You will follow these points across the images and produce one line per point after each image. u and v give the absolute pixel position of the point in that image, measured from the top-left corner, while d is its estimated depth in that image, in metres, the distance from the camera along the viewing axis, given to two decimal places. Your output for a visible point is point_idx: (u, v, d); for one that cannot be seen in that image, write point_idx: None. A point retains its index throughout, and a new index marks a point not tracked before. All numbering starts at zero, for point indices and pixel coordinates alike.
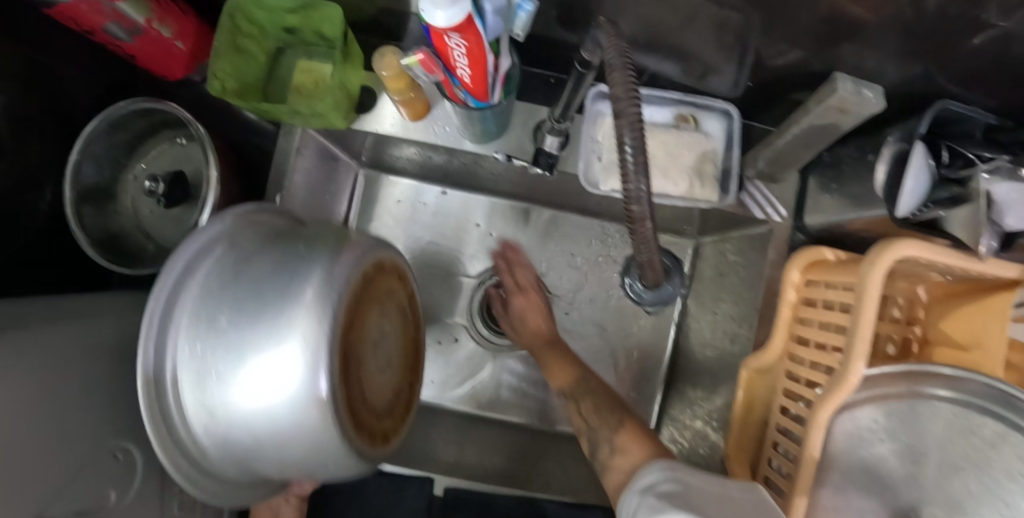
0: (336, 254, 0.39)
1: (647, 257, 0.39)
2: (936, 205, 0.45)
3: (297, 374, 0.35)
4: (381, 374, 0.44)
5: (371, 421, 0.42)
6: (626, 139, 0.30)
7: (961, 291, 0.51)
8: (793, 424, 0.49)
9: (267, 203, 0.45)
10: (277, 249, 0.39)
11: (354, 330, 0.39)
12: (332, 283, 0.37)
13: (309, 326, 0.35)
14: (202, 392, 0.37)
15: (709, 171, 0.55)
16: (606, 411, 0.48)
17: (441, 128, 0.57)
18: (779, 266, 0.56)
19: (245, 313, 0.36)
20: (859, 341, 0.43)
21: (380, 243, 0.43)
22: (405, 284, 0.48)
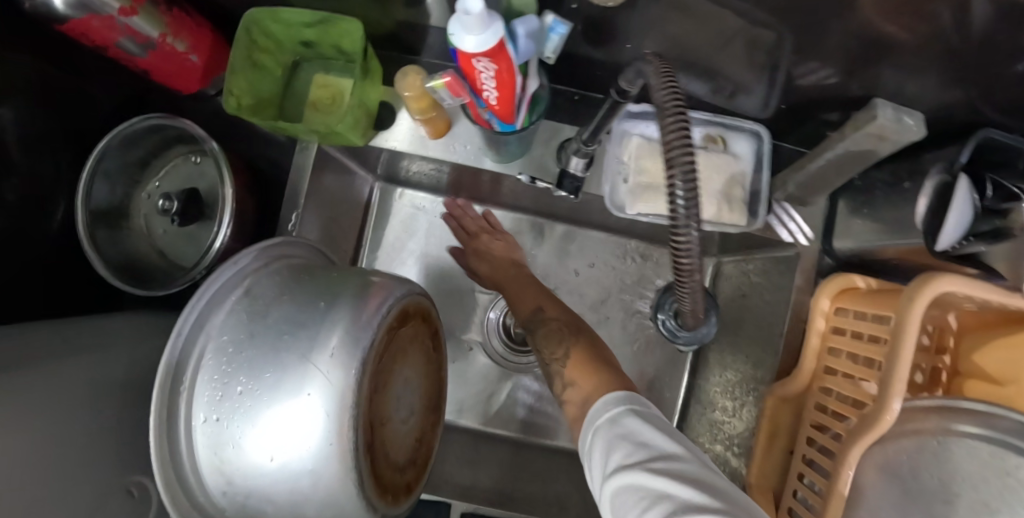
0: (359, 310, 0.37)
1: (692, 305, 0.36)
2: (978, 239, 0.43)
3: (319, 444, 0.35)
4: (404, 423, 0.44)
5: (392, 475, 0.42)
6: (679, 181, 0.28)
7: (996, 323, 0.50)
8: (819, 455, 0.48)
9: (282, 242, 0.44)
10: (297, 302, 0.38)
11: (375, 389, 0.38)
12: (354, 347, 0.36)
13: (331, 394, 0.35)
14: (217, 454, 0.36)
15: (737, 194, 0.53)
16: (562, 344, 0.51)
17: (462, 147, 0.55)
18: (806, 292, 0.55)
19: (259, 375, 0.36)
20: (897, 380, 0.41)
21: (405, 289, 0.42)
22: (431, 322, 0.47)
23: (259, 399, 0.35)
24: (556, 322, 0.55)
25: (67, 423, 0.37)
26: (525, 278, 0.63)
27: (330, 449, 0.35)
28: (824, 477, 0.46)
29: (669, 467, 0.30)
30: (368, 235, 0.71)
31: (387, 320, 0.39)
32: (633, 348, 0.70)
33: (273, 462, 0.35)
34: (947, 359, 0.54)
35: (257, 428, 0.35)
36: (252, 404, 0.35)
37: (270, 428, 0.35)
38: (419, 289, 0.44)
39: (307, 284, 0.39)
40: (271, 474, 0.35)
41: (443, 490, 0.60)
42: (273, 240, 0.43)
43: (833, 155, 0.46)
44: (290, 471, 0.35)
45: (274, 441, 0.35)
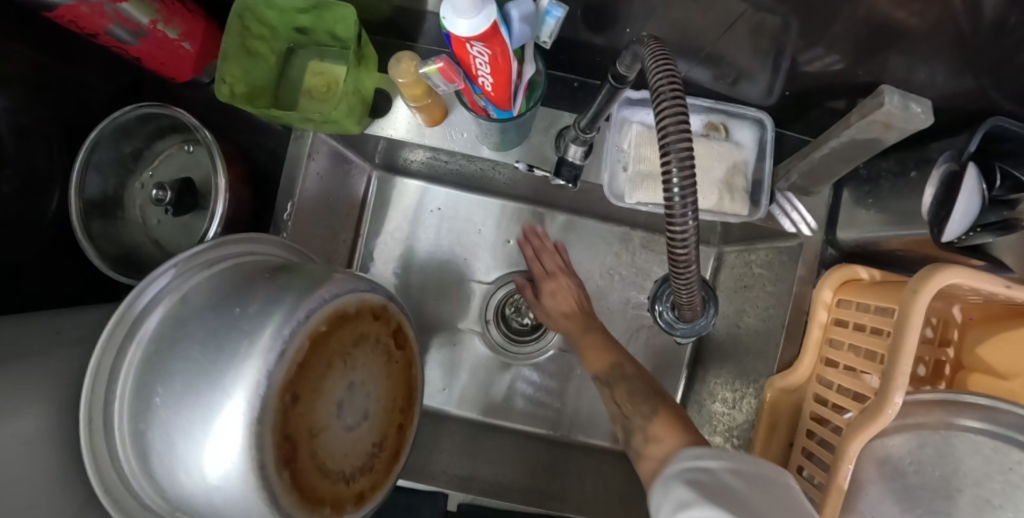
0: (274, 318, 0.35)
1: (688, 296, 0.36)
2: (984, 230, 0.43)
3: (224, 462, 0.34)
4: (353, 429, 0.41)
5: (332, 485, 0.40)
6: (675, 170, 0.27)
7: (1001, 316, 0.49)
8: (819, 448, 0.48)
9: (224, 238, 0.42)
10: (214, 308, 0.36)
11: (297, 399, 0.37)
12: (258, 359, 0.34)
13: (235, 410, 0.33)
14: (145, 460, 0.36)
15: (739, 183, 0.52)
16: (639, 397, 0.49)
17: (459, 135, 0.54)
18: (808, 283, 0.54)
19: (174, 387, 0.35)
20: (899, 374, 0.41)
21: (340, 289, 0.39)
22: (388, 318, 0.44)
23: (170, 412, 0.34)
24: (637, 381, 0.51)
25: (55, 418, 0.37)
26: (597, 329, 0.59)
27: (236, 467, 0.34)
28: (824, 471, 0.46)
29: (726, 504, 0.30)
30: (365, 226, 0.71)
31: (305, 328, 0.36)
32: (632, 340, 0.69)
33: (188, 474, 0.35)
34: (950, 352, 0.53)
35: (171, 441, 0.34)
36: (167, 417, 0.35)
37: (180, 441, 0.34)
38: (363, 287, 0.42)
39: (230, 287, 0.38)
40: (188, 487, 0.35)
41: (440, 481, 0.59)
42: (211, 239, 0.42)
43: (837, 143, 0.45)
44: (203, 486, 0.35)
45: (185, 455, 0.34)
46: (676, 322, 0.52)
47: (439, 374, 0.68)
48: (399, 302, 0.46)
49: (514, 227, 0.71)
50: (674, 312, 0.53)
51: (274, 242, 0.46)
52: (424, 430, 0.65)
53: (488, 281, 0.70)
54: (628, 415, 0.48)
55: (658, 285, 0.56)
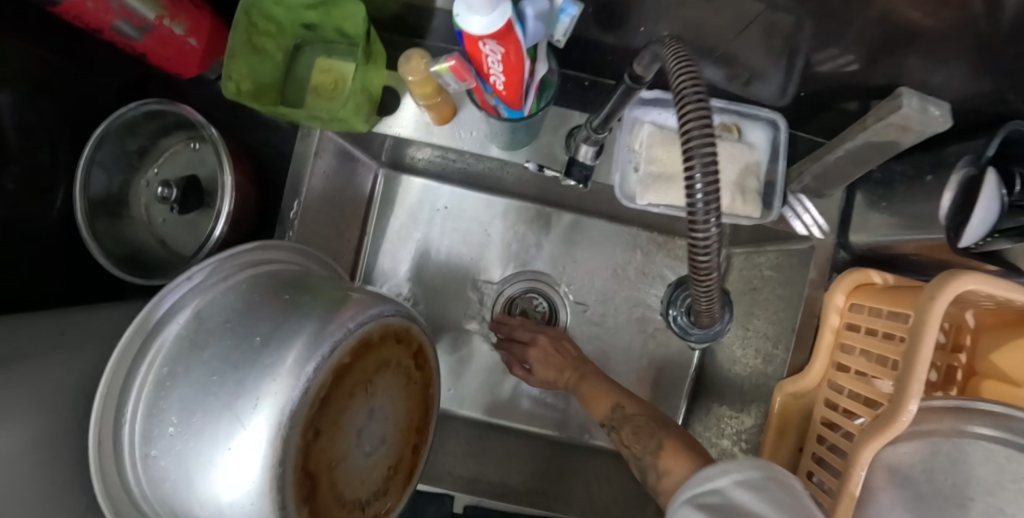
0: (296, 351, 0.34)
1: (707, 302, 0.35)
2: (1002, 237, 0.42)
3: (242, 499, 0.33)
4: (370, 454, 0.41)
5: (349, 513, 0.40)
6: (698, 173, 0.27)
7: (1016, 322, 0.48)
8: (830, 454, 0.47)
9: (239, 252, 0.41)
10: (231, 333, 0.35)
11: (318, 434, 0.36)
12: (280, 396, 0.33)
13: (255, 448, 0.33)
14: (156, 484, 0.36)
15: (751, 185, 0.51)
16: (646, 436, 0.48)
17: (468, 133, 0.53)
18: (820, 287, 0.53)
19: (190, 416, 0.34)
20: (914, 381, 0.40)
21: (363, 316, 0.37)
22: (410, 340, 0.42)
23: (185, 442, 0.34)
24: (640, 417, 0.50)
25: (61, 419, 0.37)
26: (593, 373, 0.58)
27: (255, 504, 0.33)
28: (834, 477, 0.45)
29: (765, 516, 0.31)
30: (372, 225, 0.70)
31: (329, 362, 0.35)
32: (639, 341, 0.68)
33: (203, 504, 0.34)
34: (963, 358, 0.53)
35: (186, 471, 0.34)
36: (182, 446, 0.34)
37: (196, 474, 0.34)
38: (387, 310, 0.40)
39: (248, 309, 0.36)
40: (203, 515, 0.35)
41: (445, 483, 0.59)
42: (224, 251, 0.40)
43: (852, 145, 0.44)
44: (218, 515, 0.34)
45: (201, 486, 0.34)
46: (691, 327, 0.51)
47: (446, 375, 0.68)
48: (422, 322, 0.44)
49: (522, 228, 0.70)
50: (688, 316, 0.52)
51: (288, 248, 0.44)
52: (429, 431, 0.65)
53: (494, 281, 0.70)
54: (635, 454, 0.47)
55: (674, 289, 0.56)
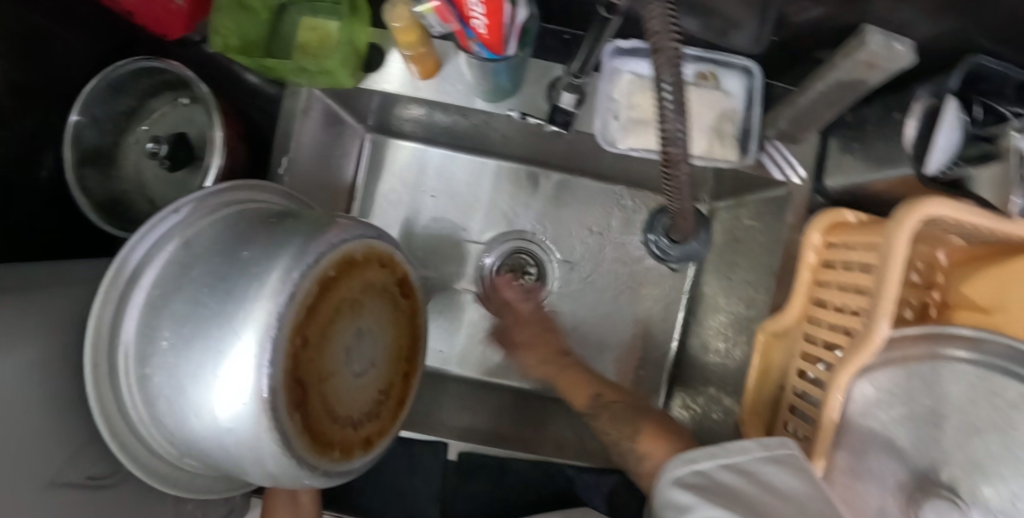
0: (281, 263, 0.35)
1: (678, 206, 0.40)
2: (966, 163, 0.45)
3: (236, 405, 0.34)
4: (360, 376, 0.42)
5: (341, 430, 0.41)
6: (666, 76, 0.28)
7: (983, 255, 0.51)
8: (811, 387, 0.49)
9: (227, 185, 0.43)
10: (220, 253, 0.37)
11: (306, 344, 0.37)
12: (268, 300, 0.34)
13: (246, 350, 0.34)
14: (154, 405, 0.37)
15: (728, 129, 0.53)
16: (621, 422, 0.52)
17: (453, 87, 0.54)
18: (798, 229, 0.55)
19: (182, 331, 0.35)
20: (883, 304, 0.42)
21: (346, 234, 0.39)
22: (394, 267, 0.45)
23: (178, 355, 0.35)
24: (619, 404, 0.54)
25: (63, 354, 0.38)
26: (573, 365, 0.60)
27: (248, 409, 0.34)
28: (815, 406, 0.48)
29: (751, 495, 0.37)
30: (360, 188, 0.71)
31: (315, 272, 0.36)
32: (625, 299, 0.71)
33: (197, 418, 0.35)
34: (936, 294, 0.55)
35: (180, 384, 0.35)
36: (175, 359, 0.35)
37: (190, 385, 0.35)
38: (370, 234, 0.42)
39: (238, 233, 0.38)
40: (198, 429, 0.36)
41: (437, 432, 0.62)
42: (209, 188, 0.42)
43: (824, 85, 0.46)
44: (214, 428, 0.35)
45: (196, 397, 0.35)
46: (670, 249, 0.59)
47: (437, 337, 0.69)
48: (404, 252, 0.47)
49: (510, 189, 0.72)
50: (668, 240, 0.59)
51: (274, 189, 0.47)
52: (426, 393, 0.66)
53: (482, 241, 0.71)
54: (613, 439, 0.51)
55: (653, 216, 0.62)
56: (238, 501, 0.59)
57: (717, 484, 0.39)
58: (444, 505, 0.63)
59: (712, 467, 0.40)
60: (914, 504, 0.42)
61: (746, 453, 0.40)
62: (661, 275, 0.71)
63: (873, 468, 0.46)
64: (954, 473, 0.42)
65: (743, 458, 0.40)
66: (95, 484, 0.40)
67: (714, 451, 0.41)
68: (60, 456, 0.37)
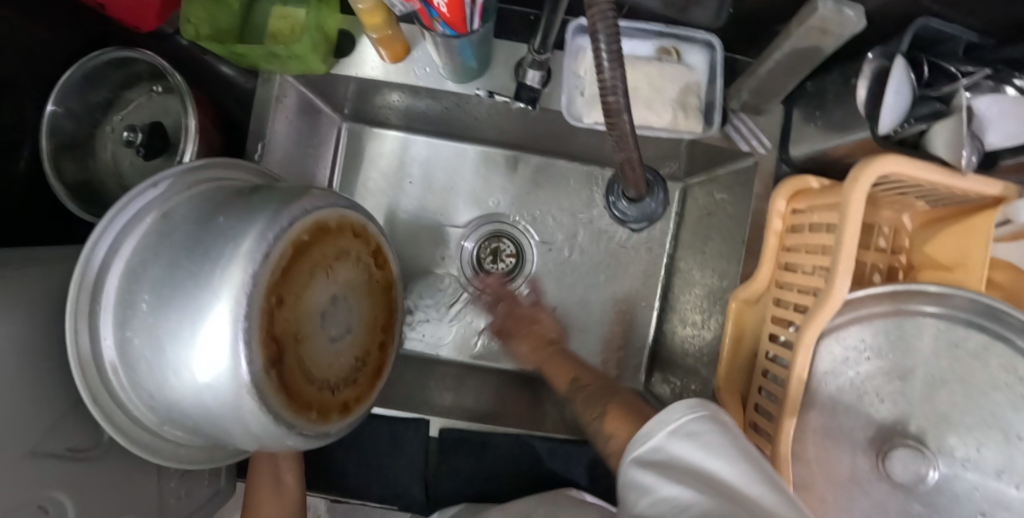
0: (256, 226, 0.36)
1: (624, 157, 0.44)
2: (918, 121, 0.45)
3: (214, 361, 0.34)
4: (337, 340, 0.43)
5: (319, 392, 0.42)
6: (603, 37, 0.33)
7: (944, 216, 0.53)
8: (782, 350, 0.50)
9: (207, 161, 0.44)
10: (198, 220, 0.37)
11: (282, 303, 0.37)
12: (244, 259, 0.35)
13: (223, 308, 0.34)
14: (136, 371, 0.38)
15: (693, 102, 0.54)
16: (596, 404, 0.49)
17: (422, 70, 0.56)
18: (765, 198, 0.56)
19: (160, 295, 0.36)
20: (844, 261, 0.43)
21: (320, 202, 0.40)
22: (369, 238, 0.46)
23: (157, 317, 0.36)
24: (594, 386, 0.52)
25: (46, 324, 0.39)
26: (563, 354, 0.61)
27: (226, 364, 0.34)
28: (786, 368, 0.48)
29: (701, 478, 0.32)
30: (340, 177, 0.73)
31: (288, 235, 0.37)
32: (605, 277, 0.73)
33: (176, 377, 0.36)
34: (903, 257, 0.56)
35: (159, 346, 0.36)
36: (155, 321, 0.36)
37: (169, 344, 0.35)
38: (344, 204, 0.43)
39: (216, 202, 0.39)
40: (177, 389, 0.36)
41: (420, 409, 0.64)
42: (184, 165, 0.42)
43: (782, 54, 0.47)
44: (193, 387, 0.36)
45: (175, 358, 0.35)
46: (629, 210, 0.64)
47: (420, 322, 0.71)
48: (379, 224, 0.48)
49: (488, 173, 0.73)
50: (626, 201, 0.63)
51: (247, 169, 0.48)
52: (416, 372, 0.69)
53: (461, 225, 0.73)
54: (586, 421, 0.48)
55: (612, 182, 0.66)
56: (223, 483, 0.57)
57: (673, 457, 0.34)
58: (428, 484, 0.65)
59: (665, 437, 0.35)
60: (880, 454, 0.43)
61: (690, 412, 0.36)
62: (638, 252, 0.73)
63: (844, 424, 0.46)
64: (922, 425, 0.43)
65: (691, 419, 0.35)
66: (75, 457, 0.40)
67: (661, 417, 0.36)
68: (39, 426, 0.37)
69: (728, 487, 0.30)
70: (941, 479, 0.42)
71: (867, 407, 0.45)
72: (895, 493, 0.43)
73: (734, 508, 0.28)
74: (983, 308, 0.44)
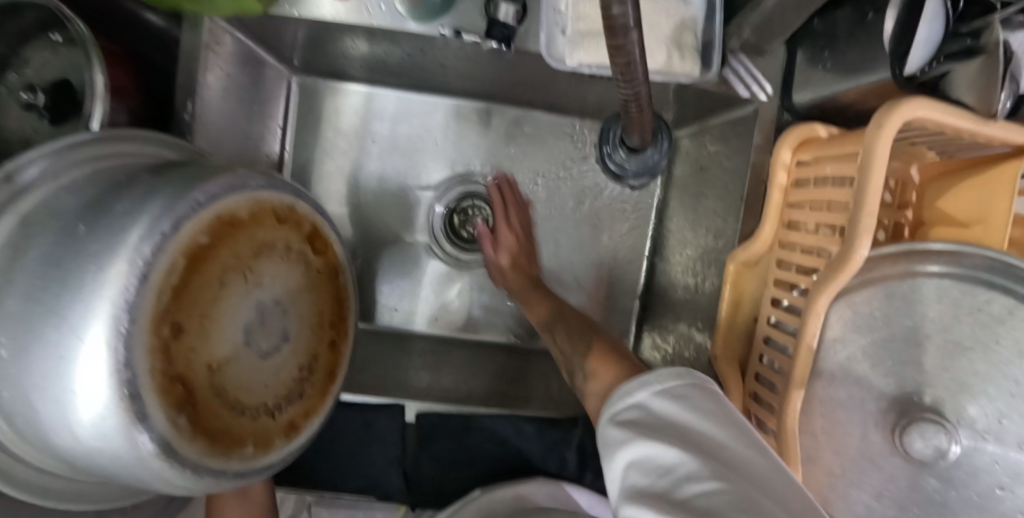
0: (127, 237, 0.29)
1: (631, 92, 0.36)
2: (947, 60, 0.40)
3: (93, 419, 0.28)
4: (269, 356, 0.36)
5: (254, 421, 0.36)
6: None
7: (957, 168, 0.48)
8: (786, 315, 0.45)
9: (76, 139, 0.35)
10: (56, 230, 0.30)
11: (180, 332, 0.31)
12: (114, 288, 0.28)
13: (94, 350, 0.27)
14: (13, 423, 0.31)
15: (688, 41, 0.47)
16: (578, 338, 0.45)
17: (377, 8, 0.47)
18: (766, 150, 0.50)
19: (17, 335, 0.29)
20: (866, 218, 0.38)
21: (222, 189, 0.32)
22: (298, 220, 0.39)
23: (18, 365, 0.29)
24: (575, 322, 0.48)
25: None
26: (543, 287, 0.56)
27: (111, 421, 0.28)
28: (791, 336, 0.44)
29: (686, 445, 0.27)
30: (292, 137, 0.65)
31: (175, 243, 0.30)
32: (593, 241, 0.68)
33: (59, 433, 0.30)
34: (909, 213, 0.52)
35: (28, 398, 0.29)
36: (16, 367, 0.29)
37: (37, 396, 0.29)
38: (257, 184, 0.35)
39: (89, 200, 0.31)
40: (64, 445, 0.30)
41: (396, 393, 0.60)
42: (64, 139, 0.34)
43: None
44: (79, 444, 0.30)
45: (48, 410, 0.29)
46: (627, 162, 0.56)
47: (388, 297, 0.65)
48: (311, 201, 0.41)
49: (460, 131, 0.66)
50: (624, 151, 0.56)
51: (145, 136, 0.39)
52: (388, 352, 0.64)
53: (431, 187, 0.66)
54: (567, 356, 0.44)
55: (610, 122, 0.57)
56: None
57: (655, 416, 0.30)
58: (406, 470, 0.59)
59: (646, 396, 0.31)
60: (899, 428, 0.39)
61: (676, 377, 0.31)
62: (624, 211, 0.68)
63: (854, 397, 0.42)
64: (939, 394, 0.39)
65: (674, 379, 0.32)
66: None
67: (642, 377, 0.32)
68: None
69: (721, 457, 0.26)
70: (963, 453, 0.39)
71: (879, 376, 0.41)
72: (908, 467, 0.40)
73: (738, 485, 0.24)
74: (1003, 268, 0.40)
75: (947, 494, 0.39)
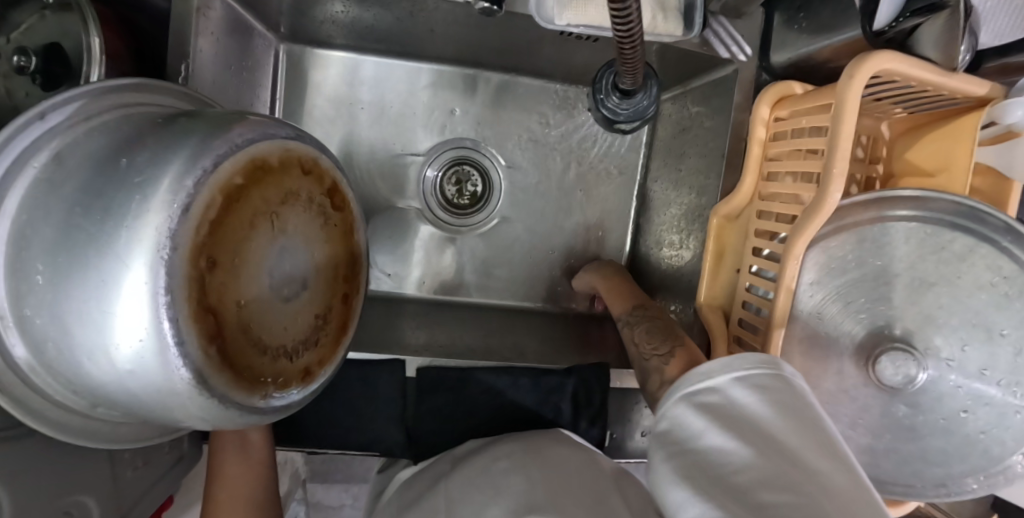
0: (170, 170, 0.30)
1: (625, 33, 0.38)
2: (914, 14, 0.42)
3: (133, 343, 0.29)
4: (291, 300, 0.38)
5: (274, 362, 0.38)
6: None
7: (926, 121, 0.51)
8: (767, 262, 0.47)
9: (104, 82, 0.36)
10: (96, 167, 0.31)
11: (215, 266, 0.32)
12: (157, 217, 0.29)
13: (138, 278, 0.28)
14: (46, 354, 0.31)
15: (671, 2, 0.49)
16: (659, 340, 0.47)
17: None
18: (745, 109, 0.53)
19: (61, 262, 0.29)
20: (837, 165, 0.40)
21: (255, 134, 0.34)
22: (321, 174, 0.41)
23: (59, 291, 0.29)
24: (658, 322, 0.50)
25: None
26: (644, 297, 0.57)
27: (148, 347, 0.29)
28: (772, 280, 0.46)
29: (760, 441, 0.28)
30: (281, 105, 0.65)
31: (213, 179, 0.31)
32: (580, 205, 0.71)
33: (95, 361, 0.30)
34: (881, 167, 0.55)
35: (65, 325, 0.30)
36: (56, 294, 0.29)
37: (76, 323, 0.29)
38: (285, 134, 0.37)
39: (122, 140, 0.32)
40: (97, 374, 0.31)
41: (394, 349, 0.59)
42: (98, 83, 0.35)
43: None
44: (115, 373, 0.30)
45: (87, 338, 0.29)
46: (621, 106, 0.57)
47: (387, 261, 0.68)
48: (332, 158, 0.42)
49: (449, 98, 0.68)
50: (618, 96, 0.57)
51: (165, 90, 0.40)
52: (384, 315, 0.66)
53: (422, 153, 0.68)
54: (642, 354, 0.46)
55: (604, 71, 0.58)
56: (185, 448, 0.53)
57: (733, 404, 0.31)
58: (406, 426, 0.59)
59: (727, 381, 0.33)
60: (870, 360, 0.42)
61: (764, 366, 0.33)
62: (609, 174, 0.71)
63: (831, 334, 0.45)
64: (908, 326, 0.42)
65: (760, 373, 0.33)
66: None
67: (724, 361, 0.34)
68: None
69: (797, 459, 0.26)
70: (928, 380, 0.42)
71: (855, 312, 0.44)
72: (880, 395, 0.43)
73: (797, 482, 0.25)
74: (966, 211, 0.42)
75: (915, 418, 0.43)
